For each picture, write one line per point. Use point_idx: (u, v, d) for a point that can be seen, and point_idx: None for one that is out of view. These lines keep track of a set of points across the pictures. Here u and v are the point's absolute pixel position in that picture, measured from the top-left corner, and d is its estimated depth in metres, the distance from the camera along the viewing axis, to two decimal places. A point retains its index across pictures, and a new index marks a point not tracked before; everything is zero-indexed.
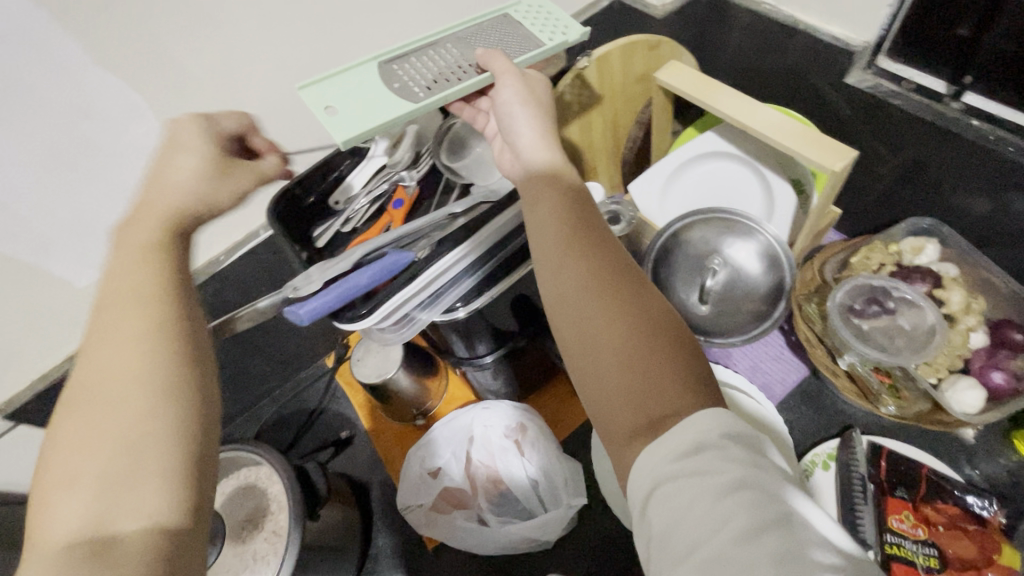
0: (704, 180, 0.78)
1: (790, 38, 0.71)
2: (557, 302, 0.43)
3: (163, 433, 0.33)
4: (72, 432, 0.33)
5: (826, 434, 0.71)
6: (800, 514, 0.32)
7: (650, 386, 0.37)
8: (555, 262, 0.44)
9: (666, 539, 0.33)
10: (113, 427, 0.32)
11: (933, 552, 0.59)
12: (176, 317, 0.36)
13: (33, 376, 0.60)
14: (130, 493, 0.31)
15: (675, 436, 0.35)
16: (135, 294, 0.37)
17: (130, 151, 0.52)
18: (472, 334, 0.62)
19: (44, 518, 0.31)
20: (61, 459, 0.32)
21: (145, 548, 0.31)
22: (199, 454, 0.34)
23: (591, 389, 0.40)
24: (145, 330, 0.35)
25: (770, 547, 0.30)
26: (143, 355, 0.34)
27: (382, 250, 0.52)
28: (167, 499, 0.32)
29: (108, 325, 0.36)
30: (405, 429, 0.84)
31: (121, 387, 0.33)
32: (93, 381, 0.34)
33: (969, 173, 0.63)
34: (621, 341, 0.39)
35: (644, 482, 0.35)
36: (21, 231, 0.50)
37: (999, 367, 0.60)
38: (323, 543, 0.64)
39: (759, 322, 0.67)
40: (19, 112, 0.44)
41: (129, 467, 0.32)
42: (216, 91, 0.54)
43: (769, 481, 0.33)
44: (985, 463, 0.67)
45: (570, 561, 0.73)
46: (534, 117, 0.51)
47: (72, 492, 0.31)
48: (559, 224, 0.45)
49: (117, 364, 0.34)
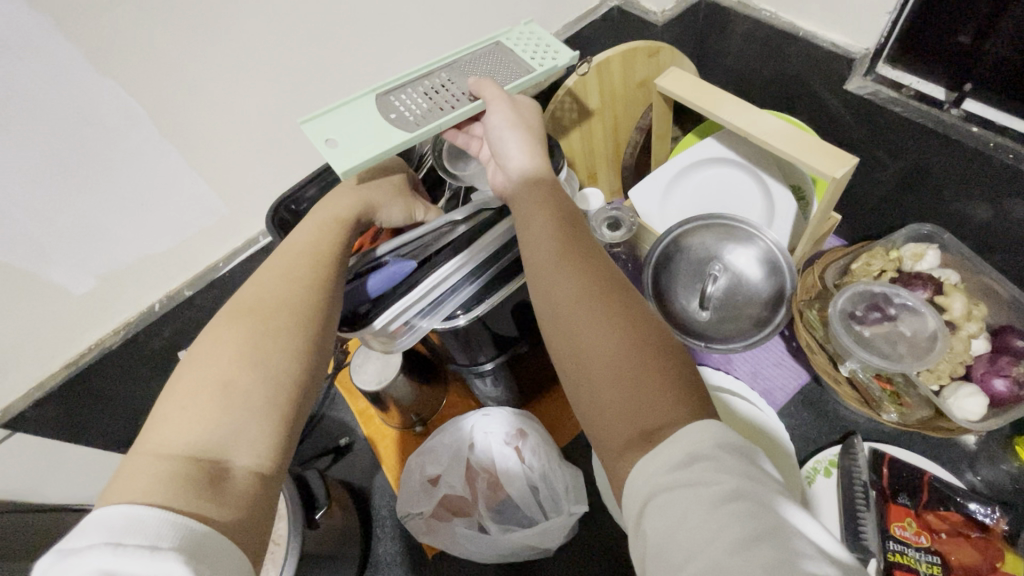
0: (703, 187, 0.78)
1: (791, 45, 0.71)
2: (550, 316, 0.43)
3: (289, 382, 0.40)
4: (209, 360, 0.39)
5: (828, 441, 0.71)
6: (795, 525, 0.31)
7: (642, 400, 0.37)
8: (547, 277, 0.44)
9: (660, 549, 0.32)
10: (260, 360, 0.39)
11: (937, 560, 0.59)
12: (325, 286, 0.45)
13: (31, 383, 0.60)
14: (245, 428, 0.37)
15: (668, 448, 0.34)
16: (294, 265, 0.45)
17: (131, 160, 0.52)
18: (474, 342, 0.62)
19: (175, 425, 0.35)
20: (205, 372, 0.38)
21: (246, 486, 0.35)
22: (299, 409, 0.40)
23: (585, 400, 0.40)
24: (316, 284, 0.44)
25: (766, 557, 0.29)
26: (292, 313, 0.42)
27: (383, 258, 0.53)
28: (269, 445, 0.37)
29: (291, 271, 0.45)
30: (405, 435, 0.83)
31: (285, 328, 0.41)
32: (259, 313, 0.42)
33: (969, 180, 0.63)
34: (615, 353, 0.39)
35: (640, 491, 0.35)
36: (20, 240, 0.50)
37: (1002, 373, 0.60)
38: (324, 550, 0.64)
39: (760, 329, 0.67)
40: (18, 121, 0.44)
41: (250, 404, 0.37)
42: (215, 97, 0.54)
43: (764, 492, 0.32)
44: (987, 469, 0.66)
45: (570, 568, 0.72)
46: (525, 138, 0.51)
47: (209, 406, 0.36)
48: (551, 238, 0.45)
49: (286, 307, 0.42)
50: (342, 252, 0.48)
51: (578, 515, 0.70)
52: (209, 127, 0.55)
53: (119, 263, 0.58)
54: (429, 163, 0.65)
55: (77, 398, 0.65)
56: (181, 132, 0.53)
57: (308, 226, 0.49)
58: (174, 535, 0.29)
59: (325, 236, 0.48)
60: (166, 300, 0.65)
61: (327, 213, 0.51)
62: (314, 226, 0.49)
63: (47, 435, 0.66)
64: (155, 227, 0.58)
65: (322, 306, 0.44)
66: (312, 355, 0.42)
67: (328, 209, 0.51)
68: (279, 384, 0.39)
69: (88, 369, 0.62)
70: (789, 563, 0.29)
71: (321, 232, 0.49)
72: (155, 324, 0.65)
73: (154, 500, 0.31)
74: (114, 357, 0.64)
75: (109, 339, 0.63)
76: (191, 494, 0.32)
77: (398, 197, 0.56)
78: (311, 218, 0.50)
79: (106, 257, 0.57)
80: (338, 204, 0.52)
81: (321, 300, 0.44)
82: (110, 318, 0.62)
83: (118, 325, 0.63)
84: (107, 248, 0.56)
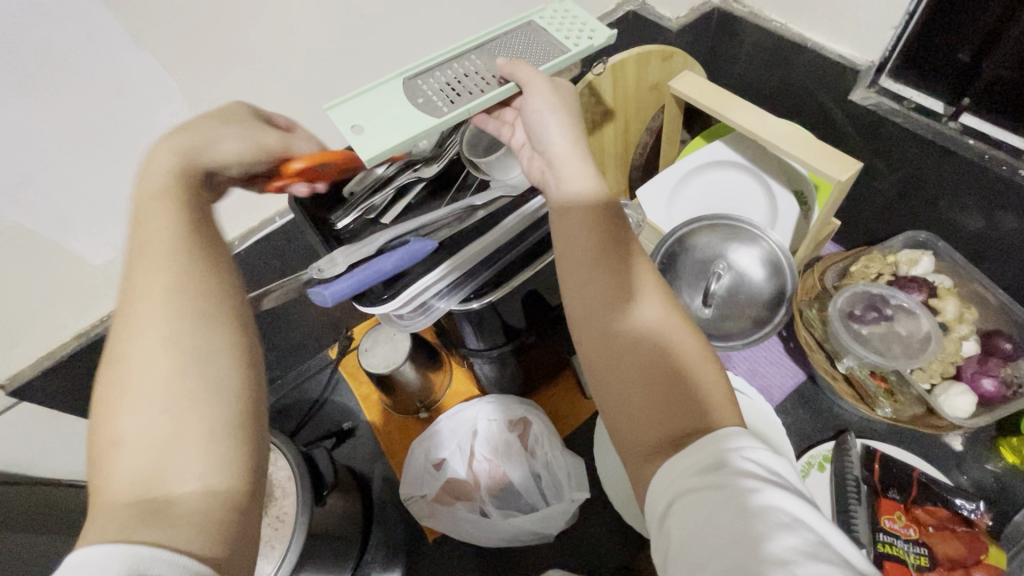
0: (708, 188, 0.81)
1: (798, 55, 0.74)
2: (582, 313, 0.45)
3: (210, 393, 0.34)
4: (118, 399, 0.33)
5: (821, 437, 0.73)
6: (823, 535, 0.32)
7: (673, 405, 0.39)
8: (581, 276, 0.45)
9: (684, 552, 0.33)
10: (168, 384, 0.34)
11: (924, 552, 0.61)
12: (203, 294, 0.37)
13: (42, 352, 0.61)
14: (185, 450, 0.32)
15: (695, 451, 0.36)
16: (153, 273, 0.37)
17: (158, 132, 0.53)
18: (486, 326, 0.63)
19: (107, 479, 0.32)
20: (120, 415, 0.33)
21: (199, 503, 0.31)
22: (239, 405, 0.35)
23: (612, 398, 0.41)
24: (188, 290, 0.37)
25: (787, 559, 0.30)
26: (178, 324, 0.35)
27: (405, 238, 0.52)
28: (212, 456, 0.33)
29: (154, 283, 0.37)
30: (408, 422, 0.84)
31: (178, 340, 0.35)
32: (128, 341, 0.35)
33: (962, 190, 0.67)
34: (645, 357, 0.41)
35: (664, 493, 0.36)
36: (44, 205, 0.50)
37: (990, 374, 0.63)
38: (329, 530, 0.65)
39: (758, 329, 0.70)
40: (52, 87, 0.45)
41: (178, 427, 0.33)
42: (246, 75, 0.55)
43: (789, 498, 0.33)
44: (973, 469, 0.69)
45: (566, 555, 0.74)
46: (565, 122, 0.50)
47: (125, 451, 0.32)
48: (590, 237, 0.46)
49: (164, 318, 0.35)
50: (206, 242, 0.40)
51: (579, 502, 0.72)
52: None
53: None
54: (453, 151, 0.62)
55: (84, 369, 0.65)
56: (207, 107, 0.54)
57: (141, 224, 0.39)
58: (120, 564, 0.27)
59: (165, 226, 0.39)
60: None
61: (144, 198, 0.40)
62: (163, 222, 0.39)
63: (52, 406, 0.67)
64: None
65: (213, 308, 0.37)
66: (199, 357, 0.35)
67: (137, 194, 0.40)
68: (186, 400, 0.33)
69: (98, 341, 0.63)
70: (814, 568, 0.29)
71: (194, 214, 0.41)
72: None
73: (107, 542, 0.28)
74: None
75: None
76: (142, 528, 0.29)
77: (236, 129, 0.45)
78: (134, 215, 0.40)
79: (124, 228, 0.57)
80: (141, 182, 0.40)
81: (196, 299, 0.37)
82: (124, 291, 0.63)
83: None
84: (126, 219, 0.57)
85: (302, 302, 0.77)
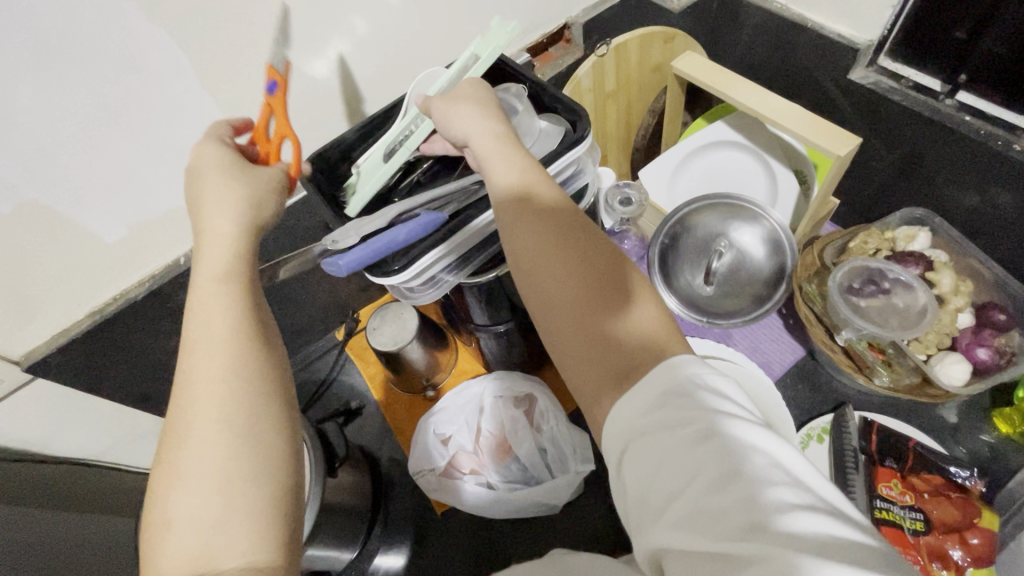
0: (710, 168, 0.82)
1: (799, 36, 0.75)
2: (518, 266, 0.44)
3: (253, 479, 0.34)
4: (172, 478, 0.33)
5: (820, 410, 0.75)
6: (772, 457, 0.32)
7: (610, 342, 0.39)
8: (513, 233, 0.44)
9: (643, 498, 0.33)
10: (221, 473, 0.33)
11: (920, 517, 0.64)
12: (260, 380, 0.36)
13: (57, 329, 0.62)
14: (234, 539, 0.32)
15: (641, 388, 0.36)
16: (213, 353, 0.36)
17: (171, 110, 0.54)
18: (496, 300, 0.65)
19: (156, 560, 0.32)
20: (169, 495, 0.33)
21: None
22: (284, 491, 0.35)
23: (555, 344, 0.41)
24: (243, 375, 0.36)
25: (740, 490, 0.31)
26: (232, 410, 0.35)
27: (417, 211, 0.53)
28: (264, 541, 0.33)
29: (210, 363, 0.36)
30: (416, 400, 0.86)
31: (224, 424, 0.34)
32: (183, 419, 0.35)
33: (959, 167, 0.69)
34: (578, 298, 0.40)
35: (619, 441, 0.36)
36: (61, 181, 0.51)
37: (984, 344, 0.65)
38: (339, 501, 0.67)
39: (758, 306, 0.72)
40: (69, 63, 0.46)
41: (225, 517, 0.32)
42: (258, 53, 0.56)
43: (737, 427, 0.33)
44: (968, 439, 0.71)
45: (572, 525, 0.76)
46: (467, 108, 0.50)
47: (175, 533, 0.32)
48: (516, 197, 0.45)
49: (215, 401, 0.35)
50: (257, 314, 0.39)
51: (584, 474, 0.73)
52: (251, 83, 0.57)
53: (150, 214, 0.60)
54: None
55: (99, 347, 0.66)
56: (219, 85, 0.55)
57: (203, 302, 0.38)
58: None
59: (219, 304, 0.37)
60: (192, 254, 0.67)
61: (209, 280, 0.38)
62: (214, 298, 0.38)
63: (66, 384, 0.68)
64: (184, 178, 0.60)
65: (264, 392, 0.36)
66: (252, 445, 0.34)
67: (200, 270, 0.39)
68: (235, 485, 0.33)
69: (113, 319, 0.64)
70: (760, 495, 0.30)
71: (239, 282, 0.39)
72: (179, 277, 0.67)
73: None
74: (139, 307, 0.66)
75: (134, 290, 0.65)
76: None
77: (254, 188, 0.43)
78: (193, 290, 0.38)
79: (139, 207, 0.58)
80: (208, 259, 0.39)
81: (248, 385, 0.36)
82: (135, 269, 0.64)
83: (144, 277, 0.65)
84: (140, 197, 0.58)
85: (311, 282, 0.78)
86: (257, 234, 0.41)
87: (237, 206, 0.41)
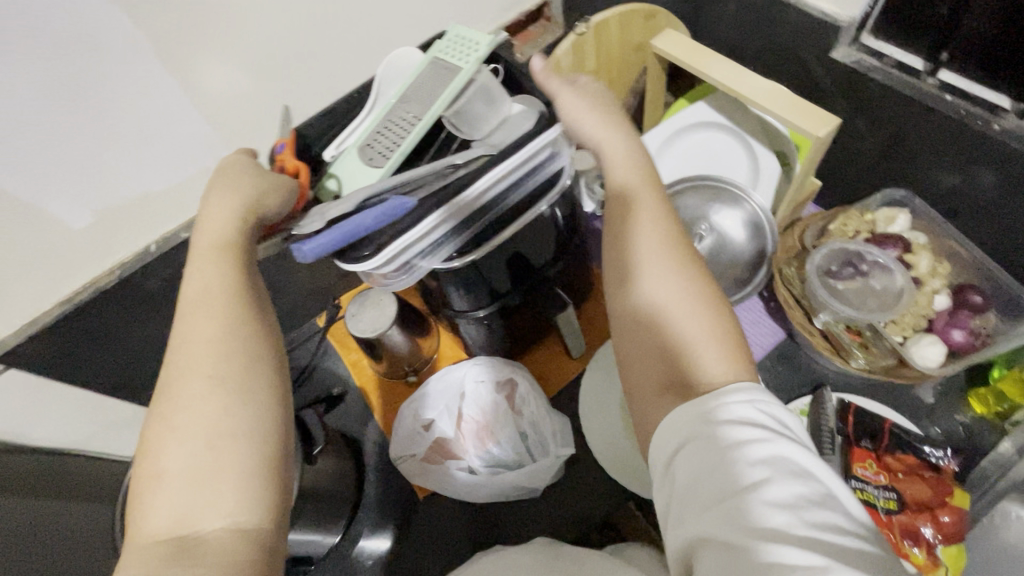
0: (692, 151, 0.81)
1: (781, 12, 0.73)
2: (615, 282, 0.53)
3: (237, 436, 0.37)
4: (163, 434, 0.37)
5: (800, 392, 0.75)
6: (812, 476, 0.39)
7: (674, 355, 0.46)
8: (615, 255, 0.54)
9: (686, 490, 0.40)
10: (210, 430, 0.37)
11: (893, 496, 0.65)
12: (251, 349, 0.41)
13: (25, 320, 0.60)
14: (219, 489, 0.36)
15: (699, 401, 0.43)
16: (208, 324, 0.40)
17: (136, 92, 0.52)
18: (473, 286, 0.64)
19: (146, 509, 0.35)
20: (159, 450, 0.36)
21: (225, 540, 0.35)
22: (270, 450, 0.38)
23: (630, 351, 0.50)
24: (234, 342, 0.40)
25: (776, 497, 0.37)
26: (223, 375, 0.39)
27: (384, 194, 0.51)
28: (244, 499, 0.36)
29: (206, 331, 0.40)
30: (397, 386, 0.85)
31: (215, 387, 0.38)
32: (178, 382, 0.38)
33: (940, 147, 0.68)
34: (656, 314, 0.49)
35: (672, 442, 0.43)
36: (20, 165, 0.50)
37: (960, 325, 0.66)
38: (320, 486, 0.67)
39: (740, 289, 0.72)
40: (19, 42, 0.44)
41: (216, 470, 0.36)
42: (220, 33, 0.53)
43: (785, 447, 0.40)
44: (944, 419, 0.72)
45: (554, 507, 0.77)
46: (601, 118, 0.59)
47: (164, 486, 0.35)
48: (622, 228, 0.55)
49: (208, 365, 0.39)
50: (252, 291, 0.43)
51: (565, 457, 0.74)
52: (214, 63, 0.55)
53: (116, 200, 0.58)
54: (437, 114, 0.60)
55: (69, 337, 0.65)
56: (181, 65, 0.53)
57: (201, 271, 0.42)
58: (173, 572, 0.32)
59: (214, 277, 0.42)
60: (162, 241, 0.65)
61: (203, 253, 0.44)
62: (207, 271, 0.42)
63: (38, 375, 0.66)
64: (151, 163, 0.58)
65: (256, 362, 0.41)
66: (243, 403, 0.38)
67: (200, 243, 0.44)
68: (222, 442, 0.37)
69: (82, 308, 0.63)
70: (796, 505, 0.37)
71: (231, 254, 0.43)
72: (150, 265, 0.65)
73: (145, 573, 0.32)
74: (109, 296, 0.64)
75: (103, 279, 0.63)
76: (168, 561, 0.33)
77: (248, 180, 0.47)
78: (190, 261, 0.43)
79: (105, 192, 0.57)
80: (205, 234, 0.44)
81: (241, 352, 0.40)
82: (104, 257, 0.62)
83: (112, 265, 0.63)
84: (105, 182, 0.56)
85: (288, 269, 0.76)
86: (251, 217, 0.45)
87: (236, 197, 0.45)
